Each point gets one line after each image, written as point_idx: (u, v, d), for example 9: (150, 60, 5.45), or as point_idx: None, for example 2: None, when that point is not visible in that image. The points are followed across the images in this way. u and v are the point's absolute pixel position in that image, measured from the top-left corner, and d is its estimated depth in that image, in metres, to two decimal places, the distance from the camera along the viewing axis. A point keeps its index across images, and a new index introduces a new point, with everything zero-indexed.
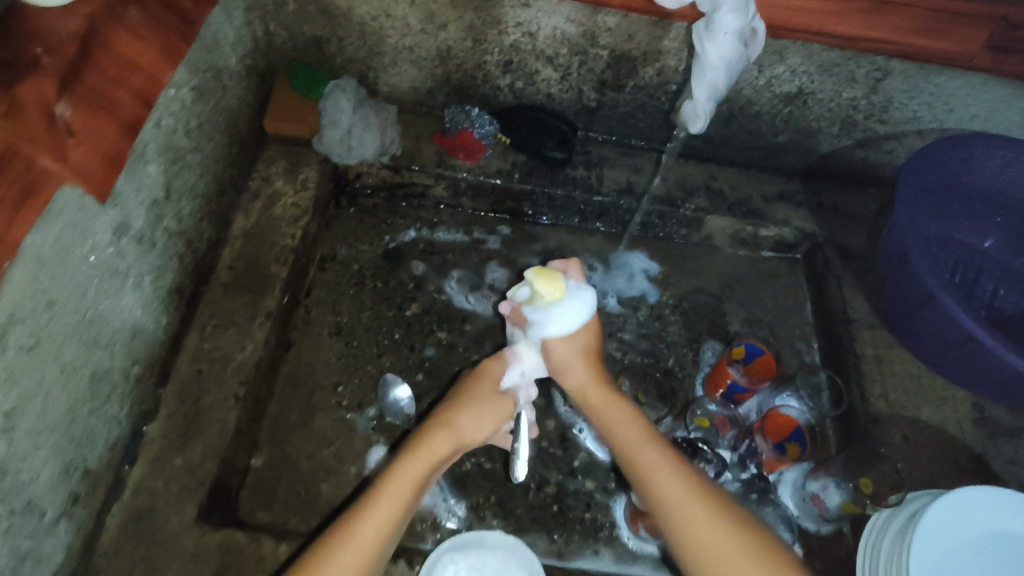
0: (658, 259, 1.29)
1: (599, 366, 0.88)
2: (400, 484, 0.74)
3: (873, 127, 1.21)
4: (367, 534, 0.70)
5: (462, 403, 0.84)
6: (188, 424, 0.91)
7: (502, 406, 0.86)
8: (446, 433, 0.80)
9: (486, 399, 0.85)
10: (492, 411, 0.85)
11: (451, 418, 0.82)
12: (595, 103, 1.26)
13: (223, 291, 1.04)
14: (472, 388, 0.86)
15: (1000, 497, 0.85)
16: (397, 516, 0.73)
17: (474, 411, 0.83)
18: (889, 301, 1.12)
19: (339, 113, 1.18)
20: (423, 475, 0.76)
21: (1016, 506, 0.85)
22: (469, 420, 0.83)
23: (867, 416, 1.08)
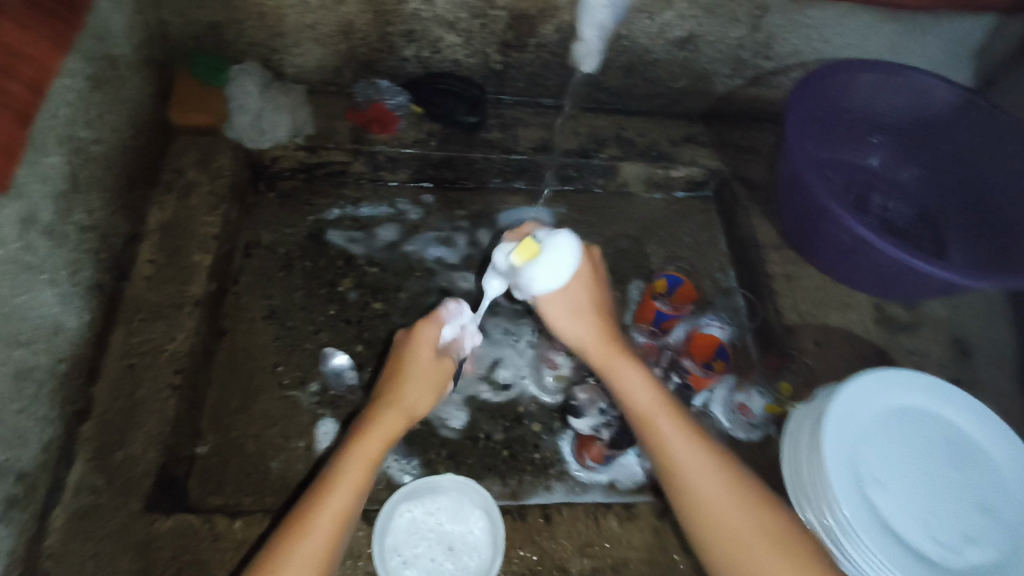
0: (574, 210, 1.33)
1: (608, 321, 0.80)
2: (352, 475, 0.73)
3: (761, 64, 1.29)
4: (325, 531, 0.70)
5: (403, 375, 0.79)
6: (125, 417, 0.92)
7: (441, 370, 0.81)
8: (394, 412, 0.77)
9: (422, 366, 0.80)
10: (434, 380, 0.80)
11: (395, 397, 0.78)
12: (501, 66, 1.28)
13: (146, 285, 1.04)
14: (412, 360, 0.80)
15: (895, 376, 0.94)
16: (351, 507, 0.72)
17: (417, 383, 0.78)
18: (790, 224, 1.18)
19: (246, 97, 1.20)
20: (374, 460, 0.75)
21: (907, 382, 0.95)
22: (415, 393, 0.78)
23: (782, 327, 1.13)
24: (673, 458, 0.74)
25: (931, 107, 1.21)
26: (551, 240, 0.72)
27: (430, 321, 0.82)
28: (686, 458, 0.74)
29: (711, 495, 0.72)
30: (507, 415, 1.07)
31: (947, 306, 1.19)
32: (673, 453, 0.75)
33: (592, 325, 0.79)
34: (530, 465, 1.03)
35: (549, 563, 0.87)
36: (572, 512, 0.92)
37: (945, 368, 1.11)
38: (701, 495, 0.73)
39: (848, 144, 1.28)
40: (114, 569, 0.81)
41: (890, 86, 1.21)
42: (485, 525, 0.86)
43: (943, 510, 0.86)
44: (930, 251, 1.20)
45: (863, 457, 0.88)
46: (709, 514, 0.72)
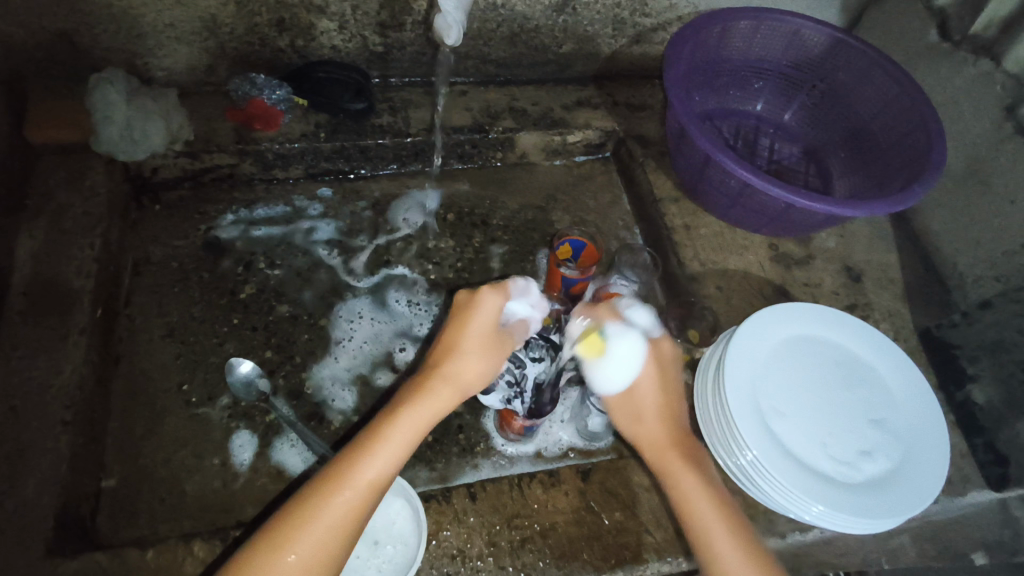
0: (476, 186, 1.32)
1: (677, 425, 0.77)
2: (395, 446, 0.70)
3: (641, 22, 1.30)
4: (351, 503, 0.68)
5: (466, 341, 0.75)
6: (13, 463, 0.86)
7: (500, 348, 0.76)
8: (447, 385, 0.73)
9: (486, 337, 0.75)
10: (492, 353, 0.75)
11: (451, 369, 0.74)
12: (382, 48, 1.25)
13: (22, 319, 0.97)
14: (476, 327, 0.75)
15: (787, 311, 1.00)
16: (383, 482, 0.70)
17: (476, 353, 0.75)
18: (684, 172, 1.21)
19: (110, 107, 1.11)
20: (418, 435, 0.72)
21: (798, 314, 1.00)
22: (473, 367, 0.74)
23: (686, 276, 1.16)
24: (689, 502, 0.72)
25: (805, 48, 1.25)
26: (619, 342, 0.76)
27: (497, 291, 0.76)
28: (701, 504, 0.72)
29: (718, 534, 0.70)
30: None
31: (835, 238, 1.25)
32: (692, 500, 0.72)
33: (658, 415, 0.76)
34: (456, 446, 1.02)
35: (478, 540, 0.88)
36: (496, 487, 0.93)
37: (839, 296, 1.17)
38: (712, 535, 0.71)
39: (735, 92, 1.32)
40: None
41: (763, 30, 1.24)
42: (407, 513, 0.86)
43: (838, 430, 0.91)
44: (816, 186, 1.26)
45: (762, 390, 0.92)
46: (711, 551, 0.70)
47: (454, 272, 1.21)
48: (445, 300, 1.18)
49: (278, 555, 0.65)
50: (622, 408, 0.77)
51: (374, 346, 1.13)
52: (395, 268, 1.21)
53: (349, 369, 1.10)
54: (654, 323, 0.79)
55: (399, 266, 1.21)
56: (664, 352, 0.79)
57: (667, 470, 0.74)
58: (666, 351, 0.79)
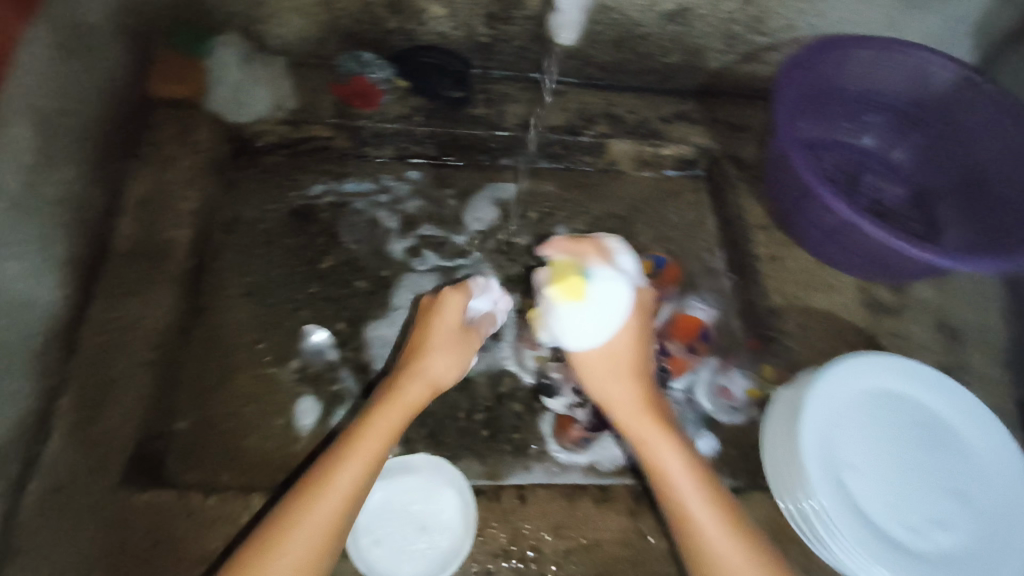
0: (561, 188, 1.31)
1: (651, 395, 0.83)
2: (379, 435, 0.76)
3: (754, 39, 1.25)
4: (343, 491, 0.72)
5: (434, 343, 0.84)
6: (99, 393, 0.92)
7: (465, 345, 0.87)
8: (422, 379, 0.82)
9: (452, 336, 0.85)
10: (458, 349, 0.85)
11: (424, 364, 0.82)
12: (488, 39, 1.25)
13: (124, 260, 1.03)
14: (441, 328, 0.85)
15: (875, 361, 0.94)
16: (369, 470, 0.75)
17: (444, 351, 0.84)
18: (779, 198, 1.16)
19: (225, 70, 1.18)
20: (399, 424, 0.78)
21: (888, 366, 0.94)
22: (442, 362, 0.84)
23: (766, 309, 1.12)
24: (676, 487, 0.78)
25: (927, 86, 1.18)
26: (602, 284, 0.79)
27: (458, 292, 0.88)
28: (683, 483, 0.78)
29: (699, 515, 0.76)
30: (487, 396, 1.06)
31: (935, 290, 1.18)
32: (673, 482, 0.78)
33: (631, 384, 0.82)
34: (510, 445, 1.02)
35: (523, 543, 0.87)
36: (547, 493, 0.92)
37: (929, 352, 1.10)
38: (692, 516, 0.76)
39: (843, 122, 1.25)
40: (88, 539, 0.82)
41: (885, 63, 1.17)
42: (457, 504, 0.86)
43: (917, 494, 0.86)
44: (920, 232, 1.18)
45: (840, 441, 0.87)
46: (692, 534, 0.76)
47: (528, 270, 1.21)
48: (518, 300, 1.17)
49: (271, 557, 0.68)
50: (603, 373, 0.82)
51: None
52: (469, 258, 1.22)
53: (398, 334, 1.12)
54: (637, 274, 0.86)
55: (474, 260, 1.22)
56: (642, 303, 0.86)
57: (645, 439, 0.80)
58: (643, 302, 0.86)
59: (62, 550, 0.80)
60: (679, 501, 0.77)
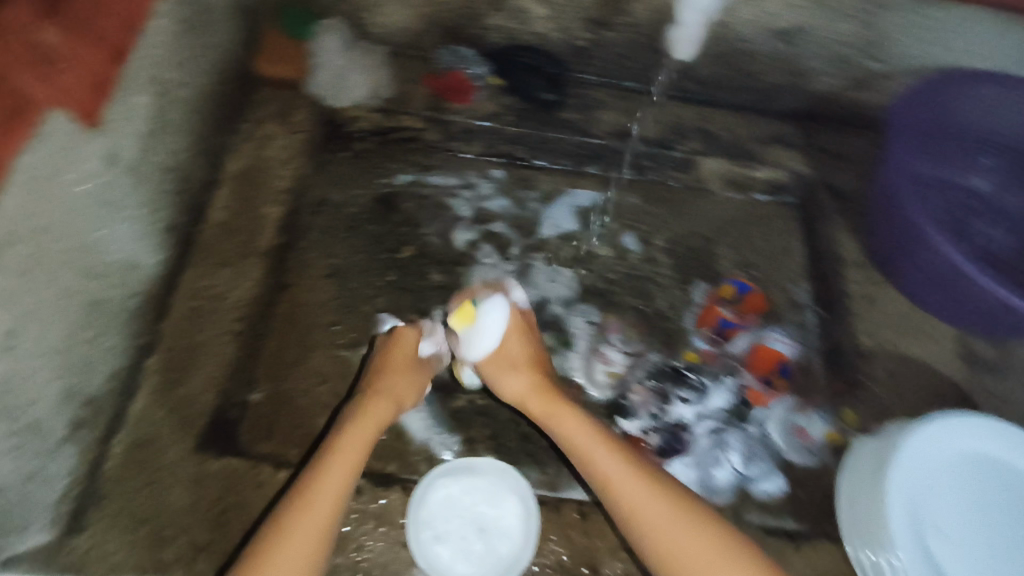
0: (644, 201, 1.26)
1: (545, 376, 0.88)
2: (349, 452, 0.79)
3: (865, 65, 1.18)
4: (325, 506, 0.74)
5: (392, 372, 0.90)
6: (186, 356, 0.96)
7: (421, 372, 0.93)
8: (383, 402, 0.86)
9: (407, 362, 0.92)
10: (416, 374, 0.92)
11: (387, 386, 0.89)
12: (586, 44, 1.23)
13: (219, 231, 1.07)
14: (397, 356, 0.92)
15: (974, 425, 0.88)
16: (345, 486, 0.77)
17: (402, 380, 0.90)
18: (881, 241, 1.14)
19: (329, 53, 1.21)
20: (368, 444, 0.82)
21: (988, 431, 0.88)
22: (401, 387, 0.89)
23: (856, 351, 1.10)
24: (609, 477, 0.77)
25: None
26: (488, 309, 0.85)
27: (410, 326, 0.95)
28: (635, 493, 0.75)
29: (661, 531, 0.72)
30: None
31: None
32: (607, 475, 0.77)
33: (522, 375, 0.87)
34: None
35: (579, 559, 0.87)
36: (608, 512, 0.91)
37: None
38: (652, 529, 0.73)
39: (956, 165, 1.18)
40: (164, 499, 0.85)
41: (1007, 103, 1.11)
42: (520, 512, 0.86)
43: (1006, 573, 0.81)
44: None
45: (925, 501, 0.84)
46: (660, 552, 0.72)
47: (604, 282, 1.18)
48: (599, 316, 1.13)
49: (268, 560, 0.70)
50: (496, 363, 0.87)
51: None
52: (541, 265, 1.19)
53: None
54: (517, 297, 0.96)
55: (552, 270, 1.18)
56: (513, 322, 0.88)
57: (552, 417, 0.85)
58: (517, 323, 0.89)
59: (137, 502, 0.84)
60: (632, 510, 0.74)
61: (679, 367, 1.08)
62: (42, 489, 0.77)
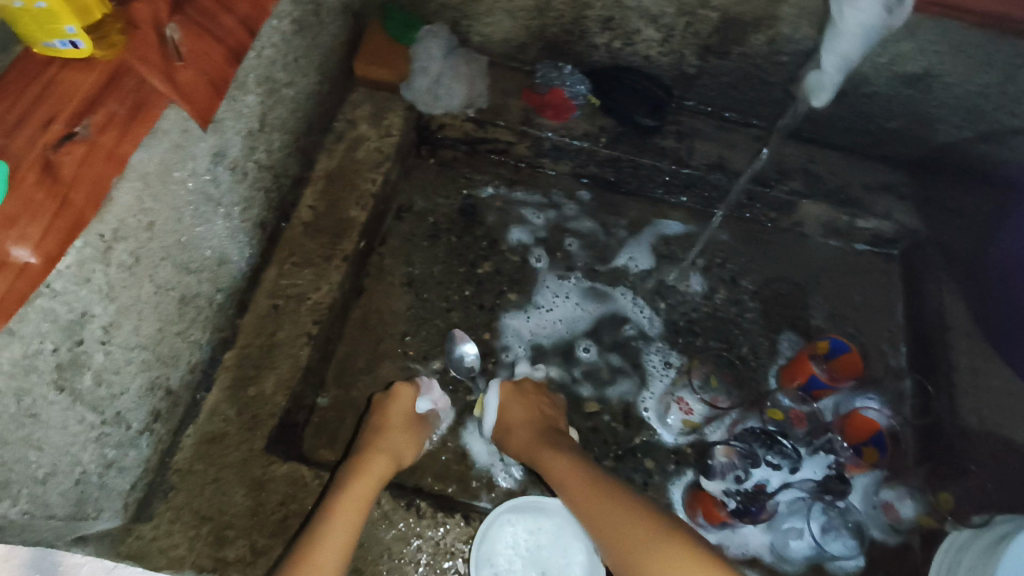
0: (736, 239, 1.22)
1: (540, 428, 0.91)
2: (350, 496, 0.78)
3: (1002, 120, 1.09)
4: (333, 546, 0.72)
5: (388, 425, 0.91)
6: (262, 354, 0.95)
7: (416, 431, 0.93)
8: (381, 454, 0.86)
9: (401, 418, 0.92)
10: (411, 432, 0.92)
11: (384, 440, 0.89)
12: (695, 71, 1.16)
13: (302, 230, 1.05)
14: (393, 409, 0.93)
15: None
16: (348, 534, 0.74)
17: (400, 436, 0.90)
18: (1000, 311, 1.04)
19: (430, 59, 1.13)
20: (369, 496, 0.80)
21: None
22: (399, 441, 0.90)
23: (955, 428, 1.00)
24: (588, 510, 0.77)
25: None
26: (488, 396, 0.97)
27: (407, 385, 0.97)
28: (597, 515, 0.75)
29: (619, 536, 0.71)
30: (621, 444, 1.02)
31: None
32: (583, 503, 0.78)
33: (521, 429, 0.91)
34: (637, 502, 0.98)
35: None
36: None
37: None
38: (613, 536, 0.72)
39: None
40: (228, 499, 0.85)
41: None
42: (585, 560, 0.82)
43: None
44: None
45: None
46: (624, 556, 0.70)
47: (685, 321, 1.13)
48: (679, 360, 1.10)
49: None
50: (502, 427, 0.93)
51: (567, 328, 1.13)
52: (620, 293, 1.16)
53: (532, 332, 1.11)
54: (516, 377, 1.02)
55: (614, 286, 1.17)
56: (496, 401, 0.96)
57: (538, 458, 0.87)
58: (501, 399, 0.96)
59: (204, 498, 0.84)
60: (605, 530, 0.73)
61: (773, 431, 0.96)
62: (117, 478, 0.77)
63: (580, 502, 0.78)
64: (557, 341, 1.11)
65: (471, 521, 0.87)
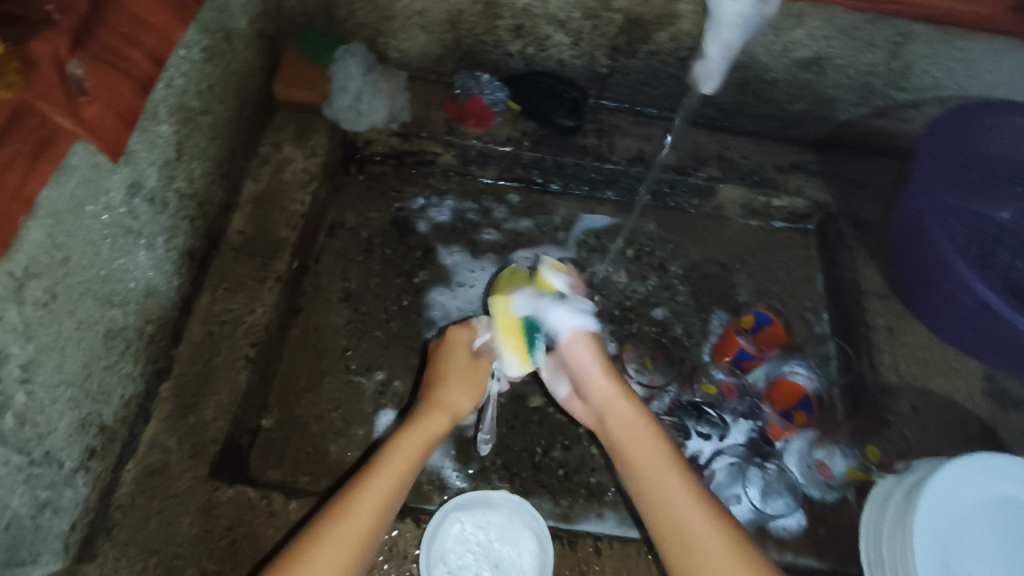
0: (663, 227, 1.27)
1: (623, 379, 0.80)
2: (397, 462, 0.73)
3: (892, 95, 1.17)
4: (370, 513, 0.69)
5: (449, 377, 0.81)
6: (200, 382, 0.95)
7: (480, 373, 0.83)
8: (437, 412, 0.79)
9: (464, 368, 0.82)
10: (474, 380, 0.82)
11: (442, 394, 0.80)
12: (607, 70, 1.21)
13: (233, 255, 1.05)
14: (456, 359, 0.83)
15: (994, 461, 0.84)
16: (386, 503, 0.71)
17: (460, 385, 0.81)
18: (902, 271, 1.11)
19: (349, 77, 1.17)
20: (417, 457, 0.75)
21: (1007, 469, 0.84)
22: (458, 394, 0.81)
23: (877, 385, 1.06)
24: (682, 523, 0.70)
25: None
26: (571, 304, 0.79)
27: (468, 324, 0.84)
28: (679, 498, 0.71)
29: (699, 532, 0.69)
30: (567, 433, 1.06)
31: None
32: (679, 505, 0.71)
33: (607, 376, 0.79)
34: (584, 489, 1.02)
35: None
36: (623, 548, 0.89)
37: None
38: (691, 531, 0.69)
39: (981, 194, 1.16)
40: (175, 529, 0.84)
41: None
42: (534, 548, 0.84)
43: None
44: None
45: (959, 548, 0.79)
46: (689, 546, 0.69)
47: (620, 309, 1.17)
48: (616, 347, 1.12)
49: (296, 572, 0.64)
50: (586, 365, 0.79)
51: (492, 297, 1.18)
52: None
53: (459, 309, 1.16)
54: (586, 320, 0.78)
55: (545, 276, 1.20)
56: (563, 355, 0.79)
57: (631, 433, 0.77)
58: (576, 357, 0.78)
59: (149, 531, 0.83)
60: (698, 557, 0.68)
61: (700, 403, 1.04)
62: (54, 519, 0.76)
63: (652, 461, 0.74)
64: None
65: (422, 524, 0.88)
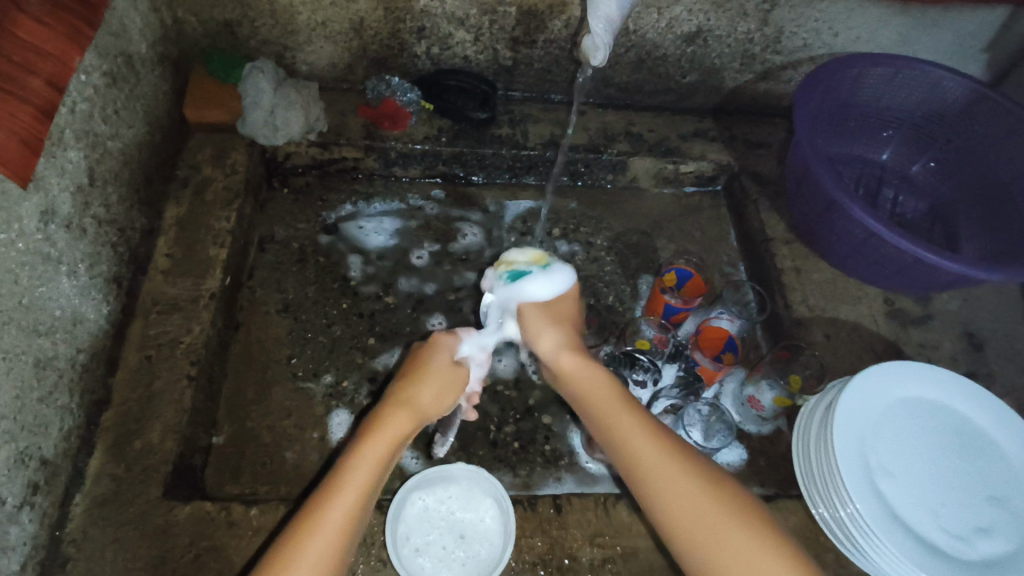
0: (584, 205, 1.34)
1: (573, 334, 0.81)
2: (354, 482, 0.67)
3: (770, 59, 1.29)
4: (336, 526, 0.65)
5: (422, 376, 0.75)
6: (142, 407, 0.93)
7: (457, 378, 0.78)
8: (405, 413, 0.72)
9: (442, 372, 0.76)
10: (450, 384, 0.76)
11: (412, 393, 0.74)
12: (511, 62, 1.28)
13: (163, 278, 1.04)
14: (429, 362, 0.77)
15: (888, 369, 0.93)
16: (355, 514, 0.66)
17: (431, 388, 0.74)
18: (800, 216, 1.20)
19: (260, 93, 1.16)
20: (385, 461, 0.69)
21: (900, 373, 0.94)
22: (429, 394, 0.74)
23: (792, 320, 1.15)
24: (639, 457, 0.68)
25: (944, 101, 1.21)
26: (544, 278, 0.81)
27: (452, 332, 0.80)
28: (652, 454, 0.68)
29: (672, 480, 0.66)
30: (517, 408, 1.10)
31: (958, 300, 1.21)
32: (632, 442, 0.69)
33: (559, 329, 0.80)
34: (541, 457, 1.06)
35: (560, 551, 0.88)
36: (582, 502, 0.93)
37: (957, 362, 1.14)
38: (654, 471, 0.67)
39: (860, 140, 1.29)
40: (132, 554, 0.82)
41: (900, 80, 1.20)
42: (496, 513, 0.88)
43: (956, 494, 0.86)
44: (940, 245, 1.20)
45: (871, 451, 0.87)
46: (655, 489, 0.67)
47: None
48: None
49: None
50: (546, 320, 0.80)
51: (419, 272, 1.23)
52: (463, 226, 1.29)
53: (345, 236, 1.24)
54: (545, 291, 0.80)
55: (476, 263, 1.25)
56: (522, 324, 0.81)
57: (584, 379, 0.76)
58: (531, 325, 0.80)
59: (105, 560, 0.81)
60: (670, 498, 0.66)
61: (632, 351, 1.07)
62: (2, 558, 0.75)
63: (604, 400, 0.74)
64: (427, 301, 1.20)
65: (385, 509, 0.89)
